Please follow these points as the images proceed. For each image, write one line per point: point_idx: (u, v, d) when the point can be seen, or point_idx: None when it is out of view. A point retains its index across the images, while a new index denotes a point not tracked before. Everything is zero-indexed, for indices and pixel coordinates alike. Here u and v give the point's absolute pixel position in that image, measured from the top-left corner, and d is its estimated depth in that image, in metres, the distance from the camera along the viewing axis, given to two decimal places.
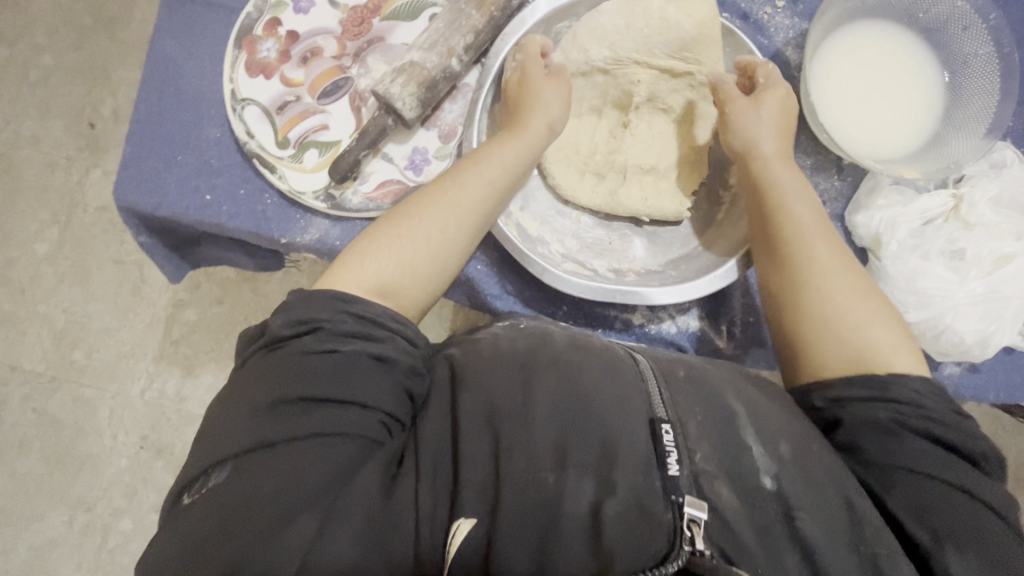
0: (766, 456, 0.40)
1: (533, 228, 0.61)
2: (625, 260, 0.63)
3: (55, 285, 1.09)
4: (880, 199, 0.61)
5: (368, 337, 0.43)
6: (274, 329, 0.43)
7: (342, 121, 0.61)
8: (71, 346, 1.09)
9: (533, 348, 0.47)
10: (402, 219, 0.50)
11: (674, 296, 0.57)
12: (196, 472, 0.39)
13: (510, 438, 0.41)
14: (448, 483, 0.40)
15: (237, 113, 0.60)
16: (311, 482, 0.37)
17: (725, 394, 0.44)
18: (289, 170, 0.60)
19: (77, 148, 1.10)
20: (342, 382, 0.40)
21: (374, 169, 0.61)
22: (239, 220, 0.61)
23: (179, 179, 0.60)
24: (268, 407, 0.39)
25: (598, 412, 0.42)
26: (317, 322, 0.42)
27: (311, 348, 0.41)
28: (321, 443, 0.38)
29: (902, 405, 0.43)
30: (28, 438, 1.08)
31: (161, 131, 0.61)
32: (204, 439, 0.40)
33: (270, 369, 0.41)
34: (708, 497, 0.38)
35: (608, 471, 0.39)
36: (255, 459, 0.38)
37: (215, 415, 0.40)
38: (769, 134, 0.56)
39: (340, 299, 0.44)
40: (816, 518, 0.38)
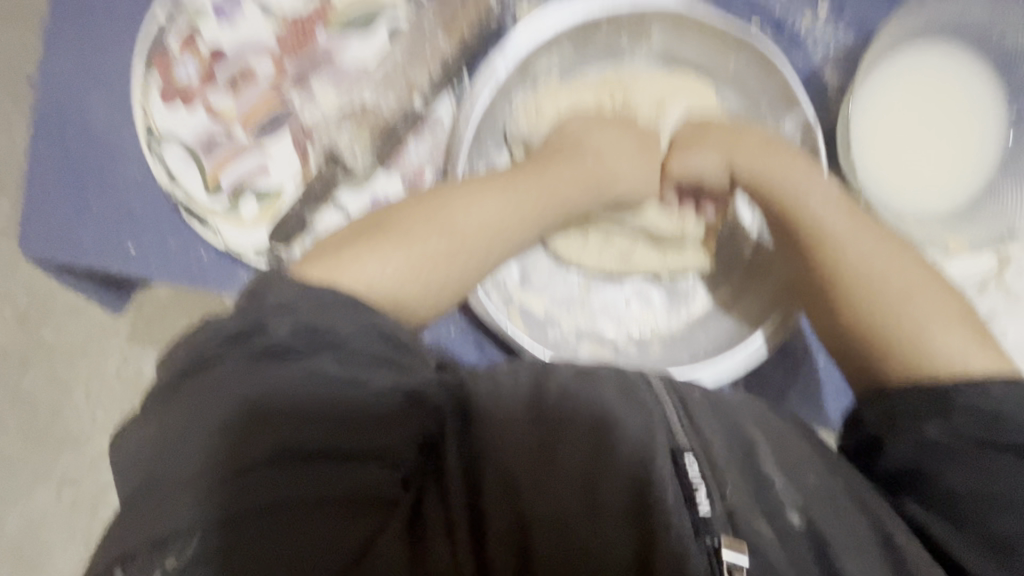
0: (793, 490, 0.40)
1: (540, 308, 0.62)
2: (646, 326, 0.64)
3: (13, 260, 1.01)
4: (918, 253, 0.62)
5: (395, 367, 0.39)
6: (272, 336, 0.36)
7: (283, 162, 0.58)
8: (39, 324, 1.02)
9: (537, 376, 0.44)
10: (442, 219, 0.48)
11: (709, 377, 0.57)
12: (150, 542, 0.32)
13: (531, 483, 0.39)
14: (472, 532, 0.38)
15: (156, 154, 0.57)
16: (321, 557, 0.33)
17: (743, 418, 0.44)
18: (225, 224, 0.57)
19: (14, 105, 0.98)
20: (359, 429, 0.36)
21: (324, 220, 0.58)
22: (170, 275, 0.57)
23: (97, 230, 0.57)
24: (261, 463, 0.33)
25: (622, 441, 0.40)
26: (337, 343, 0.37)
27: (324, 377, 0.36)
28: (332, 505, 0.34)
29: (958, 414, 0.42)
30: (3, 416, 1.01)
31: (69, 175, 0.57)
32: (156, 489, 0.33)
33: (259, 399, 0.34)
34: (747, 536, 0.38)
35: (642, 517, 0.38)
36: (246, 527, 0.32)
37: (172, 462, 0.33)
38: (760, 157, 0.56)
39: (358, 308, 0.39)
40: (854, 555, 0.38)
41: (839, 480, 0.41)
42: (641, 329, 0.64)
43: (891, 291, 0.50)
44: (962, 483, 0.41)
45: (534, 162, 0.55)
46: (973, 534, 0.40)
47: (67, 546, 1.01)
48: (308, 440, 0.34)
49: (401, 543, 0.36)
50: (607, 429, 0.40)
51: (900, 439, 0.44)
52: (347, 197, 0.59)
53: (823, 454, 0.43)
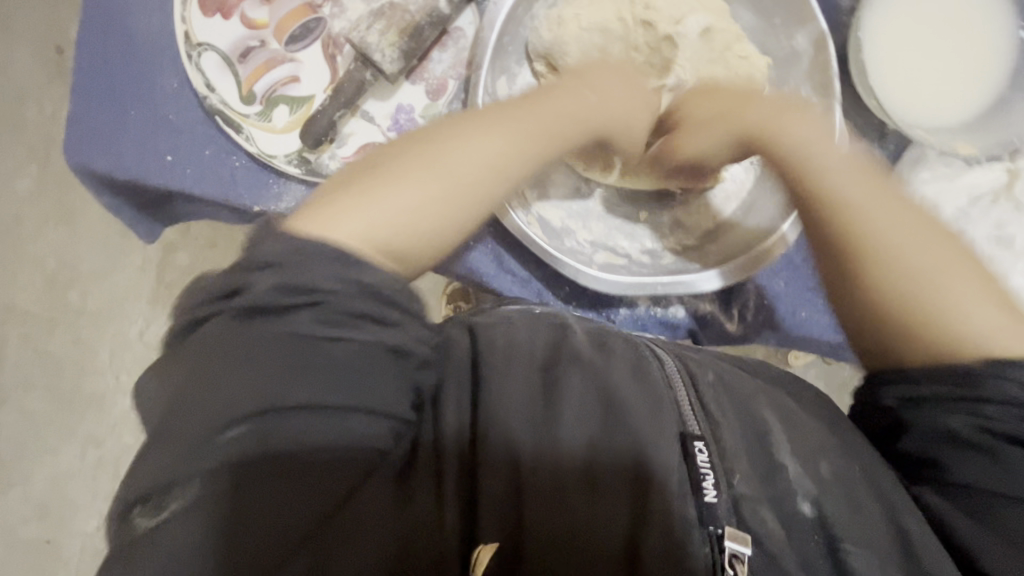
0: (806, 478, 0.38)
1: (556, 218, 0.57)
2: (660, 240, 0.59)
3: (41, 225, 1.03)
4: (926, 171, 0.56)
5: (382, 321, 0.34)
6: (254, 294, 0.32)
7: (314, 73, 0.56)
8: (64, 288, 1.03)
9: (556, 343, 0.43)
10: (432, 154, 0.41)
11: (725, 279, 0.54)
12: (136, 497, 0.30)
13: (534, 456, 0.37)
14: (468, 496, 0.36)
15: (193, 61, 0.54)
16: (314, 507, 0.32)
17: (762, 404, 0.41)
18: (257, 130, 0.55)
19: (47, 76, 1.01)
20: (355, 384, 0.33)
21: (353, 131, 0.56)
22: (204, 186, 0.55)
23: (135, 136, 0.55)
24: (247, 415, 0.31)
25: (630, 419, 0.38)
26: (318, 294, 0.33)
27: (312, 331, 0.33)
28: (321, 461, 0.32)
29: (988, 406, 0.38)
30: (32, 377, 1.03)
31: (108, 83, 0.55)
32: (161, 436, 0.31)
33: (247, 347, 0.32)
34: (752, 528, 0.36)
35: (645, 499, 0.36)
36: (237, 480, 0.31)
37: (175, 415, 0.32)
38: (773, 114, 0.49)
39: (341, 260, 0.34)
40: (863, 550, 0.36)
41: (854, 464, 0.39)
42: (655, 241, 0.59)
43: (924, 258, 0.42)
44: (975, 475, 0.38)
45: (520, 101, 0.47)
46: (979, 524, 0.37)
47: (90, 504, 1.02)
48: (293, 393, 0.32)
49: (389, 493, 0.35)
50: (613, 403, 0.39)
51: (920, 420, 0.40)
52: (370, 104, 0.57)
53: (841, 435, 0.41)
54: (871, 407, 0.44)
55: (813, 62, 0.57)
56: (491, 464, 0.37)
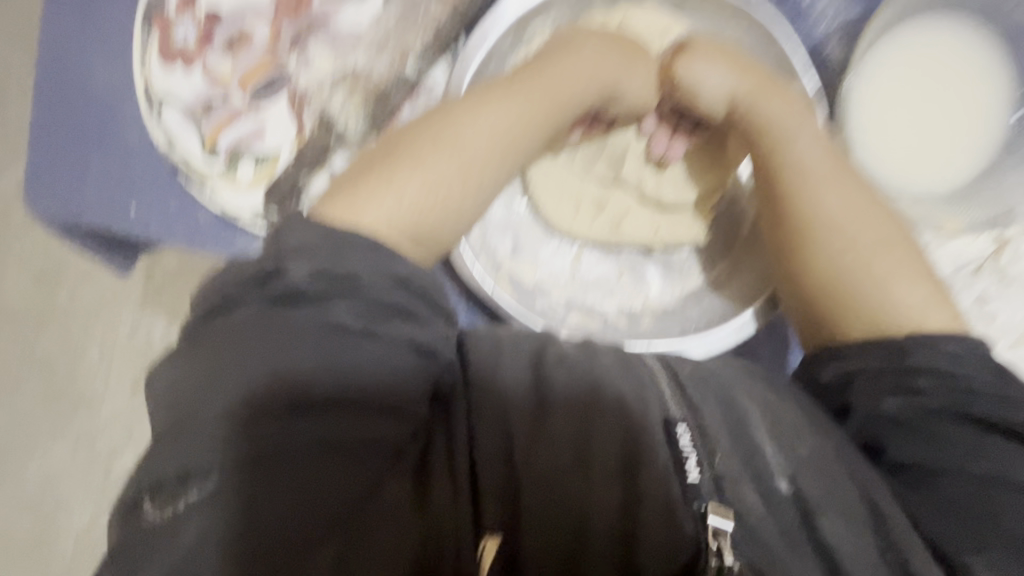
0: (781, 454, 0.41)
1: (530, 277, 0.61)
2: (637, 300, 0.63)
3: (29, 226, 1.03)
4: (927, 235, 0.60)
5: (413, 317, 0.39)
6: (294, 280, 0.37)
7: (277, 128, 0.58)
8: (53, 288, 1.04)
9: (539, 343, 0.44)
10: (446, 138, 0.48)
11: (701, 351, 0.57)
12: (169, 476, 0.33)
13: (525, 445, 0.39)
14: (493, 487, 0.38)
15: (154, 116, 0.56)
16: (344, 492, 0.34)
17: (736, 390, 0.44)
18: (222, 185, 0.57)
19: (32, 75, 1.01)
20: (373, 377, 0.36)
21: (319, 187, 0.58)
22: (171, 240, 0.57)
23: (99, 190, 0.56)
24: (280, 408, 0.34)
25: (619, 404, 0.41)
26: (354, 286, 0.38)
27: (346, 326, 0.37)
28: (347, 450, 0.35)
29: (919, 378, 0.43)
30: (21, 377, 1.04)
31: (71, 134, 0.56)
32: (180, 430, 0.34)
33: (275, 340, 0.35)
34: (733, 504, 0.38)
35: (636, 477, 0.39)
36: (265, 467, 0.33)
37: (201, 404, 0.34)
38: (787, 116, 0.56)
39: (377, 254, 0.39)
40: (838, 522, 0.38)
41: (826, 442, 0.42)
42: (632, 302, 0.63)
43: (864, 241, 0.52)
44: (919, 455, 0.42)
45: (524, 74, 0.53)
46: (930, 503, 0.40)
47: (81, 501, 1.03)
48: (320, 388, 0.35)
49: (409, 485, 0.37)
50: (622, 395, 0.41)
51: (860, 398, 0.44)
52: (341, 163, 0.58)
53: (810, 415, 0.43)
54: (819, 394, 0.47)
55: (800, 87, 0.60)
56: (484, 453, 0.38)
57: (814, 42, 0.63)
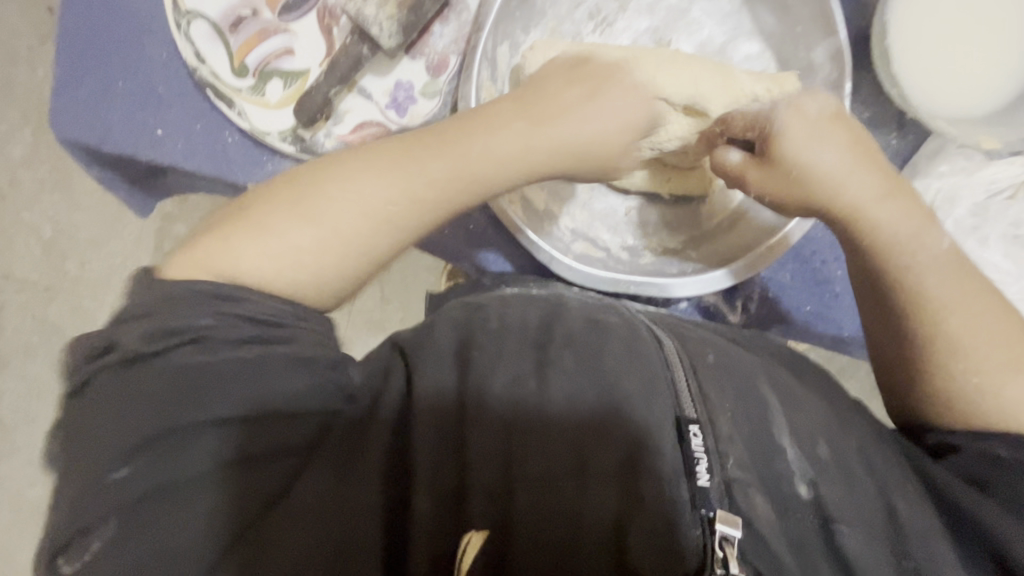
0: (802, 459, 0.38)
1: (540, 201, 0.58)
2: (642, 238, 0.60)
3: (36, 193, 1.02)
4: (943, 165, 0.56)
5: (268, 339, 0.36)
6: (128, 345, 0.33)
7: (308, 46, 0.55)
8: (62, 257, 1.02)
9: (546, 322, 0.43)
10: (306, 210, 0.40)
11: (695, 289, 0.54)
12: (72, 530, 0.31)
13: (525, 438, 0.37)
14: (494, 483, 0.36)
15: (182, 30, 0.53)
16: (246, 515, 0.32)
17: (759, 383, 0.42)
18: (248, 105, 0.54)
19: (39, 38, 0.98)
20: (261, 395, 0.34)
21: (349, 106, 0.56)
22: (197, 160, 0.55)
23: (123, 110, 0.54)
24: (139, 449, 0.31)
25: (621, 395, 0.39)
26: (191, 331, 0.34)
27: (203, 358, 0.33)
28: (240, 476, 0.33)
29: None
30: (31, 344, 1.03)
31: (94, 52, 0.54)
32: (70, 479, 0.32)
33: (145, 389, 0.32)
34: (744, 510, 0.36)
35: (635, 481, 0.36)
36: (155, 509, 0.31)
37: (83, 456, 0.32)
38: (851, 172, 0.43)
39: (210, 296, 0.36)
40: (857, 529, 0.36)
41: (852, 441, 0.40)
42: (638, 239, 0.60)
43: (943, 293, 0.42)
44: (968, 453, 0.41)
45: (515, 118, 0.44)
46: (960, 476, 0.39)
47: None
48: (187, 417, 0.32)
49: (323, 486, 0.34)
50: (603, 390, 0.39)
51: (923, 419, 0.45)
52: (370, 82, 0.56)
53: (835, 411, 0.42)
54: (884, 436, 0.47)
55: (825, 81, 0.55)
56: (480, 449, 0.37)
57: None
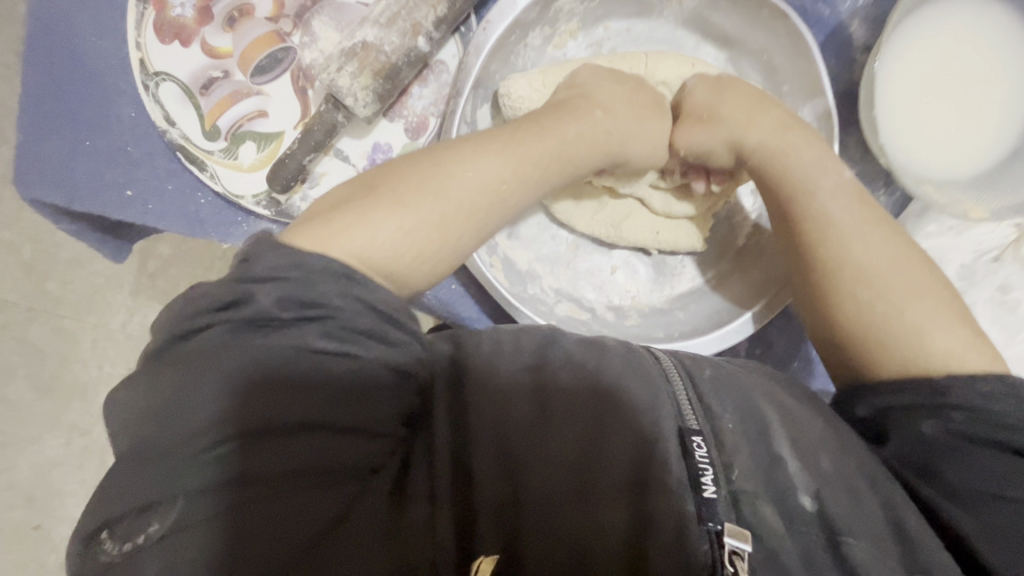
0: (804, 470, 0.38)
1: (524, 261, 0.60)
2: (627, 296, 0.62)
3: (15, 212, 0.98)
4: (930, 225, 0.61)
5: (386, 341, 0.35)
6: (256, 307, 0.33)
7: (281, 108, 0.56)
8: (42, 277, 0.99)
9: (543, 344, 0.43)
10: (420, 182, 0.42)
11: (683, 355, 0.55)
12: (128, 509, 0.30)
13: (524, 458, 0.37)
14: (502, 499, 0.36)
15: (150, 92, 0.52)
16: (307, 529, 0.31)
17: (758, 399, 0.42)
18: (221, 167, 0.54)
19: None
20: (355, 403, 0.33)
21: (326, 169, 0.56)
22: (170, 221, 0.54)
23: (91, 169, 0.53)
24: (234, 441, 0.31)
25: (623, 410, 0.39)
26: (323, 310, 0.34)
27: (313, 347, 0.33)
28: (314, 480, 0.32)
29: (950, 410, 0.40)
30: (9, 366, 1.00)
31: (60, 111, 0.53)
32: (133, 461, 0.31)
33: (243, 367, 0.32)
34: (751, 522, 0.36)
35: (644, 496, 0.36)
36: (228, 497, 0.30)
37: (162, 433, 0.31)
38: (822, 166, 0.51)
39: (347, 277, 0.35)
40: (868, 543, 0.36)
41: (851, 458, 0.39)
42: (622, 297, 0.62)
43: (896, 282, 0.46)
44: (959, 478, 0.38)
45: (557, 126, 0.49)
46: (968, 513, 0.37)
47: (76, 491, 1.01)
48: (280, 412, 0.32)
49: (386, 505, 0.34)
50: (608, 405, 0.39)
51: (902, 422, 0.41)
52: (347, 143, 0.57)
53: (836, 430, 0.41)
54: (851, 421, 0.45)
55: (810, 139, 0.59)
56: (485, 469, 0.37)
57: (827, 27, 0.61)
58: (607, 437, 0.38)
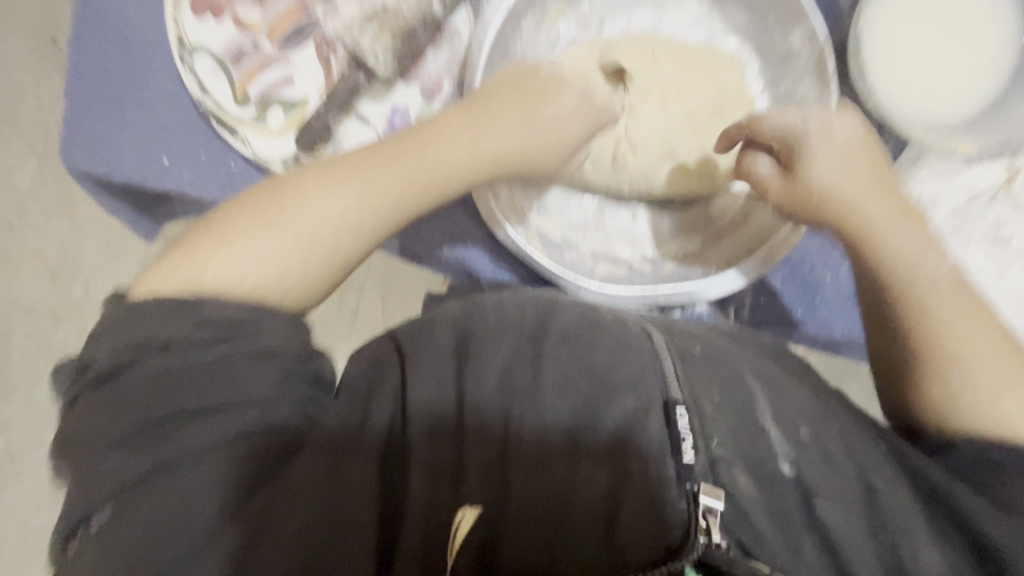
0: (785, 441, 0.40)
1: (556, 233, 0.60)
2: (661, 244, 0.60)
3: (42, 220, 1.03)
4: (923, 170, 0.57)
5: (231, 339, 0.37)
6: (98, 364, 0.37)
7: (307, 74, 0.58)
8: (67, 282, 1.04)
9: (541, 316, 0.44)
10: (267, 214, 0.43)
11: (724, 288, 0.55)
12: (79, 516, 0.35)
13: (519, 422, 0.39)
14: (489, 465, 0.38)
15: (186, 64, 0.56)
16: (236, 495, 0.35)
17: (744, 372, 0.44)
18: (252, 133, 0.56)
19: (43, 70, 1.02)
20: (218, 387, 0.36)
21: (347, 131, 0.58)
22: (203, 188, 0.57)
23: (132, 140, 0.56)
24: (126, 439, 0.35)
25: (615, 382, 0.40)
26: (166, 339, 0.37)
27: (158, 367, 0.36)
28: (221, 457, 0.35)
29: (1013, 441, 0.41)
30: (38, 370, 1.03)
31: (102, 86, 0.56)
32: (76, 463, 0.36)
33: (118, 396, 0.36)
34: (726, 485, 0.38)
35: (624, 461, 0.38)
36: (136, 496, 0.34)
37: (83, 445, 0.35)
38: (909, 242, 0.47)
39: (176, 307, 0.38)
40: (837, 505, 0.38)
41: (828, 426, 0.42)
42: (658, 250, 0.61)
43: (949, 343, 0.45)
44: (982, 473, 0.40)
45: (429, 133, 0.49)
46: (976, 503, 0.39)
47: None
48: (155, 409, 0.35)
49: (322, 468, 0.37)
50: (598, 378, 0.41)
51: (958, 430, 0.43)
52: (366, 108, 0.58)
53: (820, 398, 0.44)
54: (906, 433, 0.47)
55: (809, 64, 0.57)
56: (477, 431, 0.39)
57: None
58: (604, 402, 0.40)
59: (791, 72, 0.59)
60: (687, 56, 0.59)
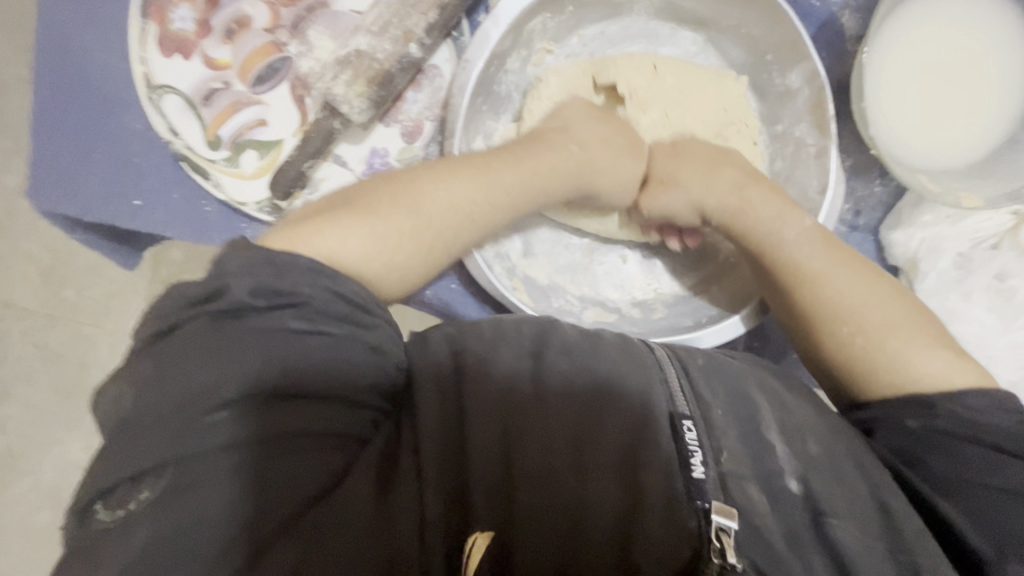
0: (791, 456, 0.40)
1: (543, 277, 0.62)
2: (649, 289, 0.64)
3: (33, 221, 1.01)
4: (926, 214, 0.59)
5: (359, 322, 0.38)
6: (237, 299, 0.34)
7: (279, 115, 0.57)
8: (60, 284, 1.02)
9: (542, 335, 0.44)
10: (396, 199, 0.45)
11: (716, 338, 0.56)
12: (117, 482, 0.31)
13: (532, 432, 0.39)
14: (500, 483, 0.38)
15: (154, 104, 0.54)
16: (304, 489, 0.33)
17: (747, 385, 0.44)
18: (224, 176, 0.56)
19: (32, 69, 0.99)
20: (325, 371, 0.35)
21: (325, 176, 0.57)
22: (176, 229, 0.56)
23: (101, 181, 0.55)
24: (223, 412, 0.32)
25: (623, 393, 0.41)
26: (287, 302, 0.35)
27: (289, 330, 0.34)
28: (298, 446, 0.34)
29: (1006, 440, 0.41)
30: (33, 371, 1.02)
31: (68, 125, 0.55)
32: (135, 432, 0.32)
33: (206, 353, 0.33)
34: (739, 502, 0.38)
35: (634, 474, 0.38)
36: (200, 469, 0.31)
37: (152, 406, 0.32)
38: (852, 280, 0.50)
39: (318, 271, 0.37)
40: (849, 525, 0.38)
41: (840, 446, 0.41)
42: (645, 292, 0.64)
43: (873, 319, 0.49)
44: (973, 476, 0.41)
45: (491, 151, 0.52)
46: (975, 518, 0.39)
47: None
48: (243, 378, 0.33)
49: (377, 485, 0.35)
50: (606, 389, 0.41)
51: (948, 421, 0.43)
52: (346, 150, 0.57)
53: (828, 419, 0.43)
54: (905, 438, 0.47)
55: (807, 103, 0.59)
56: (483, 445, 0.38)
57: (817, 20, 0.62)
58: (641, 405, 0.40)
59: (789, 111, 0.61)
60: (694, 72, 0.60)
